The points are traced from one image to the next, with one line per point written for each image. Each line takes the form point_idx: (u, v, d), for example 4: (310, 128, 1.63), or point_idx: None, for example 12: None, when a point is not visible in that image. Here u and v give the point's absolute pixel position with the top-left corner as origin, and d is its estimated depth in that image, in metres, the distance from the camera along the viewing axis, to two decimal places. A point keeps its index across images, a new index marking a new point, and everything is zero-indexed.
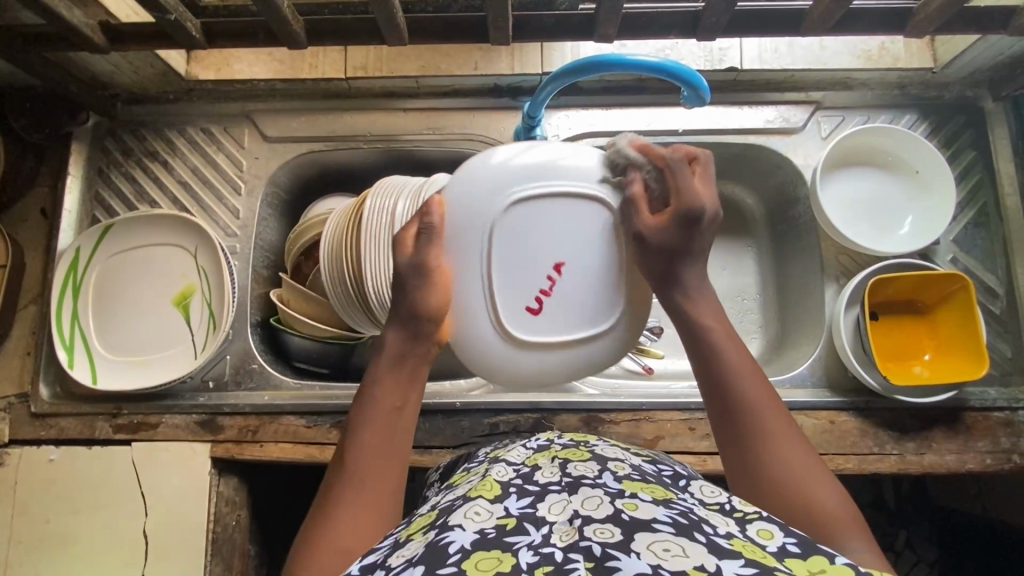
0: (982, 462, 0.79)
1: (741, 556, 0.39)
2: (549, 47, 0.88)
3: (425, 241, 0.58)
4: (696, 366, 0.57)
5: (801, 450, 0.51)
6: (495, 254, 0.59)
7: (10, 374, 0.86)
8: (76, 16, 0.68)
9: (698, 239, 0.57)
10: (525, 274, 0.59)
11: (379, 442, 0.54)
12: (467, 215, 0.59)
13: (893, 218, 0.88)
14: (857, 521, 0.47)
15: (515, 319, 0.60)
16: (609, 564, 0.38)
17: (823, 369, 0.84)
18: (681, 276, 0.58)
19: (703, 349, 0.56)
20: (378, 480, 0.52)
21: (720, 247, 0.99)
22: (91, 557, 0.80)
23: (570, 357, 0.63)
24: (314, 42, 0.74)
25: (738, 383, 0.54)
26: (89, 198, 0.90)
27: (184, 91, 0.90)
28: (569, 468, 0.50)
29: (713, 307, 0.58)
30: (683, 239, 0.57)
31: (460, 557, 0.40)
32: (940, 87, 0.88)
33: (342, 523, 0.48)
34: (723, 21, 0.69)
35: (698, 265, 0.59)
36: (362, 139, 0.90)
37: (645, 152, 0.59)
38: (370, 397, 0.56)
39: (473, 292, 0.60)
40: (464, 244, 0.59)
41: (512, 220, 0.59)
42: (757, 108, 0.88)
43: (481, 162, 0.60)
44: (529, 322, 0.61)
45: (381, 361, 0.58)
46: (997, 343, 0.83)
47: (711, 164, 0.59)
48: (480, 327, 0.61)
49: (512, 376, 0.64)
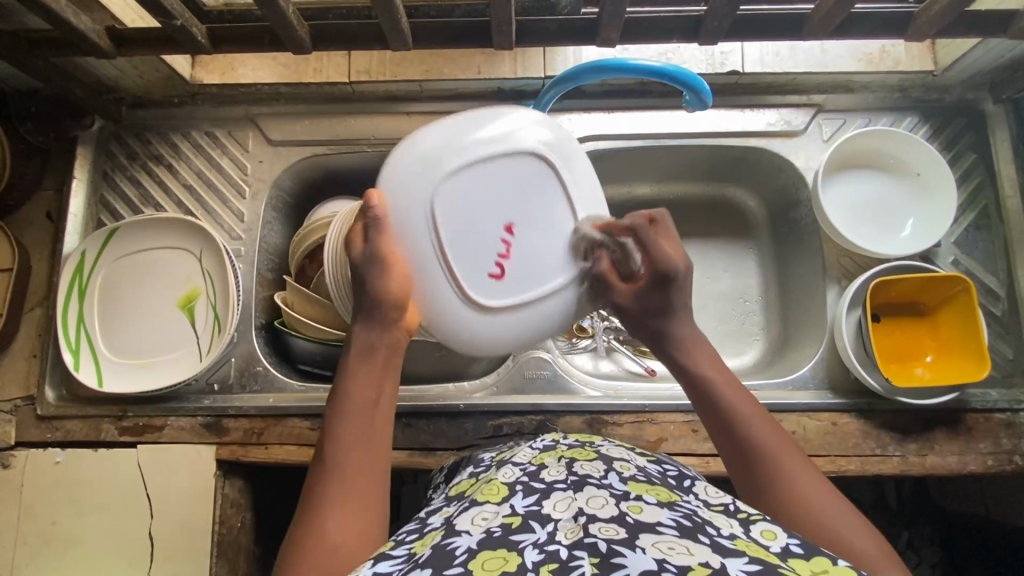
0: (983, 463, 0.79)
1: (746, 554, 0.39)
2: (551, 51, 0.88)
3: (373, 228, 0.55)
4: (701, 410, 0.59)
5: (817, 478, 0.52)
6: (442, 217, 0.55)
7: (17, 377, 0.86)
8: (83, 22, 0.69)
9: (675, 297, 0.61)
10: (478, 236, 0.56)
11: (358, 436, 0.54)
12: (410, 192, 0.55)
13: (894, 220, 0.88)
14: (877, 536, 0.48)
15: (480, 289, 0.57)
16: (614, 560, 0.38)
17: (825, 370, 0.84)
18: (672, 333, 0.62)
19: (705, 394, 0.59)
20: (362, 476, 0.52)
21: (722, 249, 1.00)
22: (97, 558, 0.80)
23: (530, 323, 0.60)
24: (318, 47, 0.74)
25: (743, 420, 0.56)
26: (94, 202, 0.90)
27: (188, 95, 0.91)
28: (575, 467, 0.51)
29: (706, 351, 0.61)
30: (657, 305, 0.61)
31: (466, 558, 0.40)
32: (942, 89, 0.88)
33: (328, 522, 0.49)
34: (725, 25, 0.70)
35: (685, 320, 0.62)
36: (366, 142, 0.90)
37: (607, 229, 0.59)
38: (342, 394, 0.56)
39: (431, 268, 0.56)
40: (411, 222, 0.55)
41: (460, 187, 0.56)
42: (759, 111, 0.88)
43: (413, 140, 0.57)
44: (495, 290, 0.58)
45: (352, 357, 0.58)
46: (998, 345, 0.84)
47: (669, 221, 0.62)
48: (443, 300, 0.57)
49: (484, 348, 0.61)
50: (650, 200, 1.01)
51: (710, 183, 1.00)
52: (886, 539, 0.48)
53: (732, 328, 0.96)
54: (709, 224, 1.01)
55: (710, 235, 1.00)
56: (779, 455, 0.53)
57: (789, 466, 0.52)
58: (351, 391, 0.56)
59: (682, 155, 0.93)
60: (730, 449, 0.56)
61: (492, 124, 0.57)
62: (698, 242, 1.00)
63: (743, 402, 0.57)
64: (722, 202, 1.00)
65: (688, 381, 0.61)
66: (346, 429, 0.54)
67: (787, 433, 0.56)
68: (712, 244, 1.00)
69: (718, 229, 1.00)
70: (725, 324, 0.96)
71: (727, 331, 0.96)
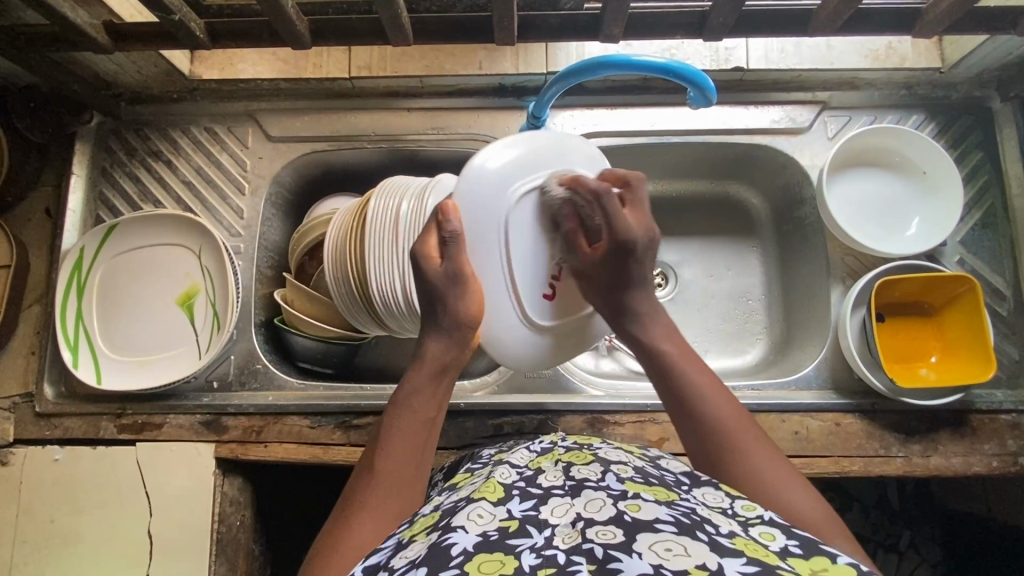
0: (988, 464, 0.79)
1: (743, 554, 0.39)
2: (553, 47, 0.88)
3: (453, 248, 0.59)
4: (656, 384, 0.61)
5: (772, 456, 0.54)
6: (513, 236, 0.63)
7: (14, 374, 0.86)
8: (80, 17, 0.68)
9: (634, 270, 0.62)
10: (540, 259, 0.65)
11: (410, 444, 0.57)
12: (476, 215, 0.62)
13: (901, 220, 0.87)
14: (830, 513, 0.50)
15: (532, 306, 0.66)
16: (611, 566, 0.38)
17: (829, 370, 0.83)
18: (638, 306, 0.63)
19: (666, 371, 0.60)
20: (402, 483, 0.55)
21: (725, 247, 0.99)
22: (96, 557, 0.80)
23: (568, 345, 0.70)
24: (318, 42, 0.73)
25: (700, 396, 0.57)
26: (92, 198, 0.89)
27: (188, 90, 0.90)
28: (573, 471, 0.50)
29: (662, 322, 0.63)
30: (616, 275, 0.63)
31: (463, 559, 0.40)
32: (948, 86, 0.88)
33: (367, 518, 0.51)
34: (731, 21, 0.69)
35: (645, 294, 0.64)
36: (366, 139, 0.89)
37: (572, 186, 0.63)
38: (402, 400, 0.59)
39: (497, 285, 0.64)
40: (483, 239, 0.62)
41: (525, 209, 0.63)
42: (763, 108, 0.88)
43: (484, 163, 0.62)
44: (545, 308, 0.67)
45: (420, 366, 0.60)
46: (1004, 345, 0.83)
47: (642, 186, 0.64)
48: (500, 317, 0.65)
49: (524, 363, 0.69)
50: (653, 198, 1.00)
51: (714, 180, 0.99)
52: (842, 521, 0.50)
53: (735, 327, 0.96)
54: (711, 222, 1.00)
55: (713, 234, 1.00)
56: (735, 433, 0.55)
57: (746, 445, 0.54)
58: (412, 404, 0.58)
59: (686, 152, 0.92)
60: (687, 421, 0.57)
61: (555, 153, 0.65)
62: (701, 240, 1.00)
63: (699, 374, 0.59)
64: (725, 199, 1.00)
65: (646, 356, 0.62)
66: (401, 434, 0.57)
67: (741, 408, 0.57)
68: (715, 242, 0.99)
69: (720, 227, 1.00)
70: (727, 323, 0.96)
71: (729, 331, 0.96)
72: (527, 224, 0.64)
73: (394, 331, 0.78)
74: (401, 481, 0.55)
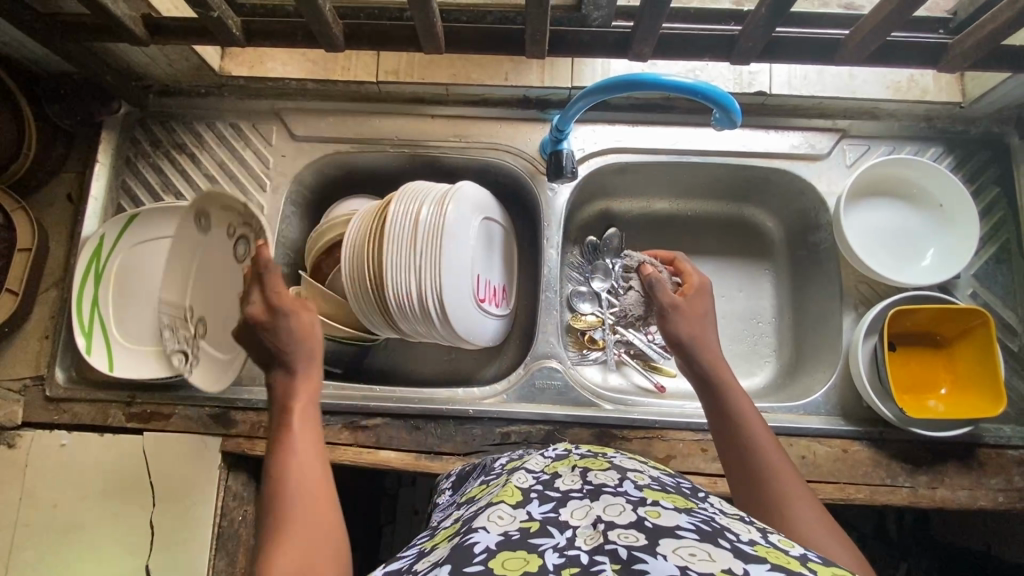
0: (993, 499, 0.79)
1: (767, 561, 0.38)
2: (580, 63, 0.89)
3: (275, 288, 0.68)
4: (711, 415, 0.63)
5: (809, 502, 0.53)
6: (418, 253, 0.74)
7: (27, 358, 0.86)
8: (121, 8, 0.69)
9: (705, 313, 0.72)
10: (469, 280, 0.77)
11: (311, 438, 0.61)
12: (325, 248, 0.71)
13: (914, 250, 0.88)
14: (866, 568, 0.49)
15: (476, 318, 0.80)
16: (636, 567, 0.38)
17: (838, 397, 0.83)
18: (696, 340, 0.68)
19: (722, 408, 0.62)
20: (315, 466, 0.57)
21: (737, 268, 1.00)
22: (95, 547, 0.79)
23: (489, 330, 0.84)
24: (351, 45, 0.75)
25: (750, 436, 0.59)
26: (115, 186, 0.90)
27: (215, 86, 0.92)
28: (590, 477, 0.49)
29: (723, 364, 0.67)
30: (693, 309, 0.72)
31: (487, 557, 0.39)
32: (967, 121, 0.89)
33: (300, 519, 0.52)
34: (759, 46, 0.70)
35: (711, 333, 0.70)
36: (389, 143, 0.90)
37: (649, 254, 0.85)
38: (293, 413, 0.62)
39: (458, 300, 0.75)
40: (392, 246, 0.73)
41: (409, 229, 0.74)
42: (783, 133, 0.89)
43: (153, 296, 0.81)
44: (484, 312, 0.82)
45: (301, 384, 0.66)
46: (1013, 381, 0.83)
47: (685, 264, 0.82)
48: (467, 322, 0.78)
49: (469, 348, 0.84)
50: (667, 215, 1.01)
51: (729, 202, 1.00)
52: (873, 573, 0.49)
53: (745, 348, 0.96)
54: (725, 243, 1.01)
55: (726, 254, 1.00)
56: (777, 473, 0.56)
57: (786, 486, 0.54)
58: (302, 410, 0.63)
59: (705, 172, 0.92)
60: (734, 460, 0.59)
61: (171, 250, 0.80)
62: (714, 260, 1.00)
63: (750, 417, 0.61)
64: (739, 221, 1.00)
65: (702, 386, 0.65)
66: (303, 455, 0.58)
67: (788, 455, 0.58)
68: (728, 263, 1.00)
69: (734, 248, 1.00)
70: (738, 343, 0.96)
71: (738, 351, 0.96)
72: (187, 318, 0.80)
73: (404, 334, 0.81)
74: (321, 503, 0.54)
